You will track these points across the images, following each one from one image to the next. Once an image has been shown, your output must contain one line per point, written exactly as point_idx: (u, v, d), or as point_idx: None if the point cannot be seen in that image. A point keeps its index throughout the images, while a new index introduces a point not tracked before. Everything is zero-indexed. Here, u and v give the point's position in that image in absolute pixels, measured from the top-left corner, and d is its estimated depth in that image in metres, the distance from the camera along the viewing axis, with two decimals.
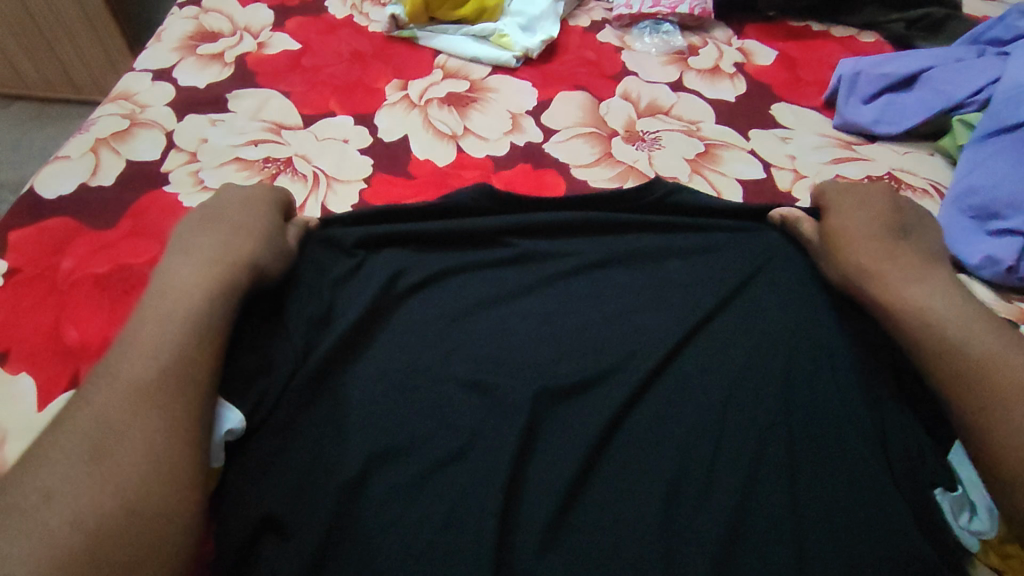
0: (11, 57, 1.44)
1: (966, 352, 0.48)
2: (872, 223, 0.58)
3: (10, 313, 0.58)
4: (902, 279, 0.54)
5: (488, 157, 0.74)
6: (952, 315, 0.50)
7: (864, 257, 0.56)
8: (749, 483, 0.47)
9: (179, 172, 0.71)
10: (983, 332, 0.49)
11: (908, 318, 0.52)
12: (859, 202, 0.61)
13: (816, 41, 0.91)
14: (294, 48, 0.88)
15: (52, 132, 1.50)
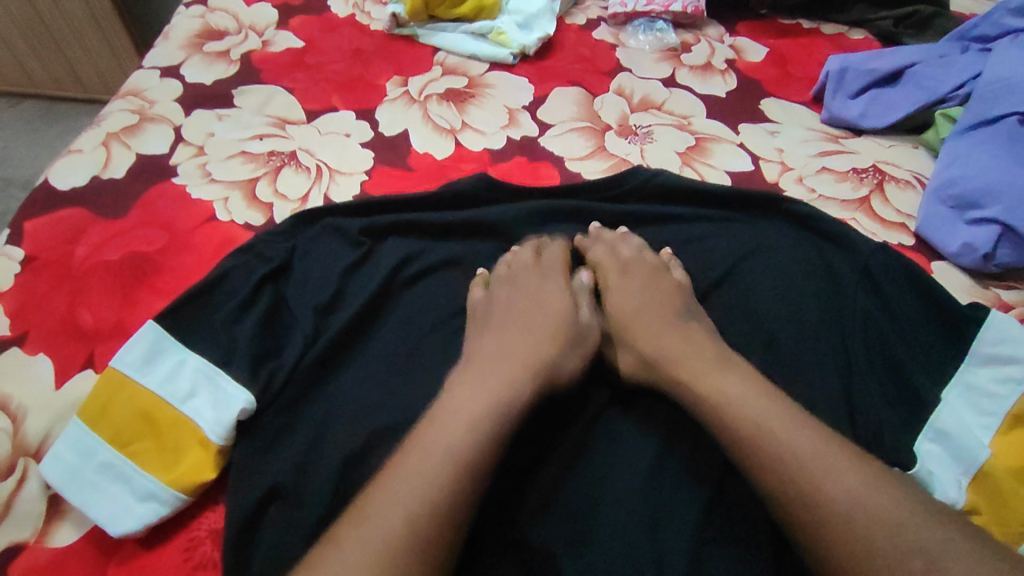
0: (21, 56, 1.48)
1: (790, 458, 0.44)
2: (656, 306, 0.58)
3: (27, 297, 0.60)
4: (695, 372, 0.51)
5: (485, 151, 0.76)
6: (768, 412, 0.46)
7: (652, 345, 0.54)
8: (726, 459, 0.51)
9: (187, 165, 0.74)
10: (798, 442, 0.44)
11: (722, 420, 0.47)
12: (641, 284, 0.60)
13: (806, 38, 0.94)
14: (298, 45, 0.91)
15: (60, 130, 1.53)
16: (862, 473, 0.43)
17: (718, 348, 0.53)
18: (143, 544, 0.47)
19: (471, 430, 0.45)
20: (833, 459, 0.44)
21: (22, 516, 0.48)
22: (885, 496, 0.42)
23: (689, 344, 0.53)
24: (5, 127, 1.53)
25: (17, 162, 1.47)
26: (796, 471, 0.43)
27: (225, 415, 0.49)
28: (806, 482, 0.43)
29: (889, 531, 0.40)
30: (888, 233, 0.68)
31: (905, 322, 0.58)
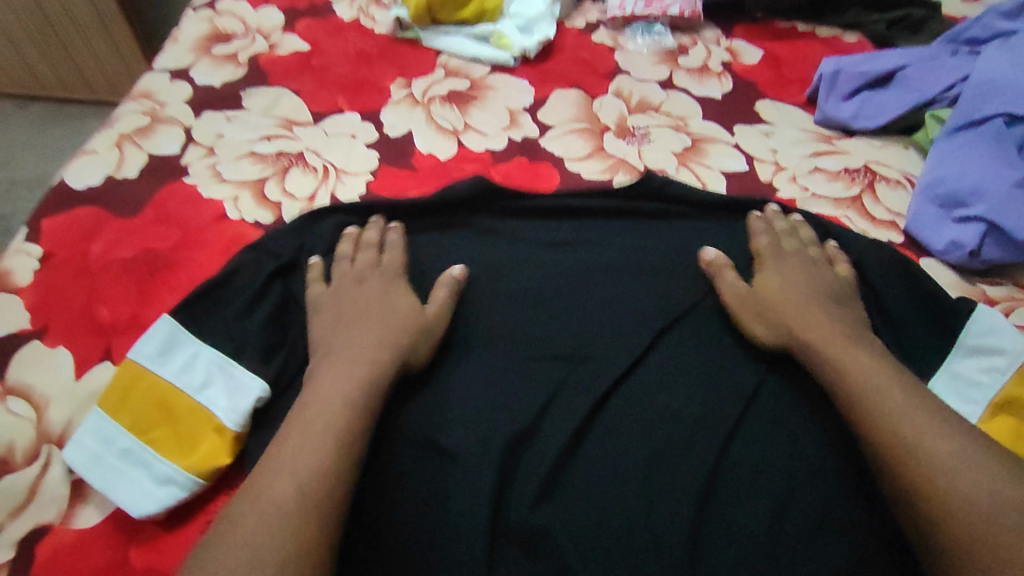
0: (28, 58, 1.50)
1: (927, 441, 0.46)
2: (787, 288, 0.59)
3: (45, 293, 0.63)
4: (830, 347, 0.53)
5: (486, 152, 0.79)
6: (896, 391, 0.49)
7: (796, 320, 0.56)
8: (736, 445, 0.52)
9: (198, 165, 0.76)
10: (915, 411, 0.48)
11: (853, 392, 0.50)
12: (797, 268, 0.61)
13: (801, 41, 0.96)
14: (304, 48, 0.93)
15: (67, 131, 1.56)
16: (972, 449, 0.46)
17: (852, 326, 0.55)
18: (162, 527, 0.49)
19: (331, 418, 0.47)
20: (947, 432, 0.47)
21: (47, 500, 0.50)
22: (993, 473, 0.44)
23: (842, 325, 0.55)
24: (13, 127, 1.55)
25: (25, 163, 1.49)
26: (910, 438, 0.47)
27: (240, 403, 0.51)
28: (913, 447, 0.46)
29: (994, 503, 0.43)
30: (877, 231, 0.70)
31: (895, 317, 0.60)
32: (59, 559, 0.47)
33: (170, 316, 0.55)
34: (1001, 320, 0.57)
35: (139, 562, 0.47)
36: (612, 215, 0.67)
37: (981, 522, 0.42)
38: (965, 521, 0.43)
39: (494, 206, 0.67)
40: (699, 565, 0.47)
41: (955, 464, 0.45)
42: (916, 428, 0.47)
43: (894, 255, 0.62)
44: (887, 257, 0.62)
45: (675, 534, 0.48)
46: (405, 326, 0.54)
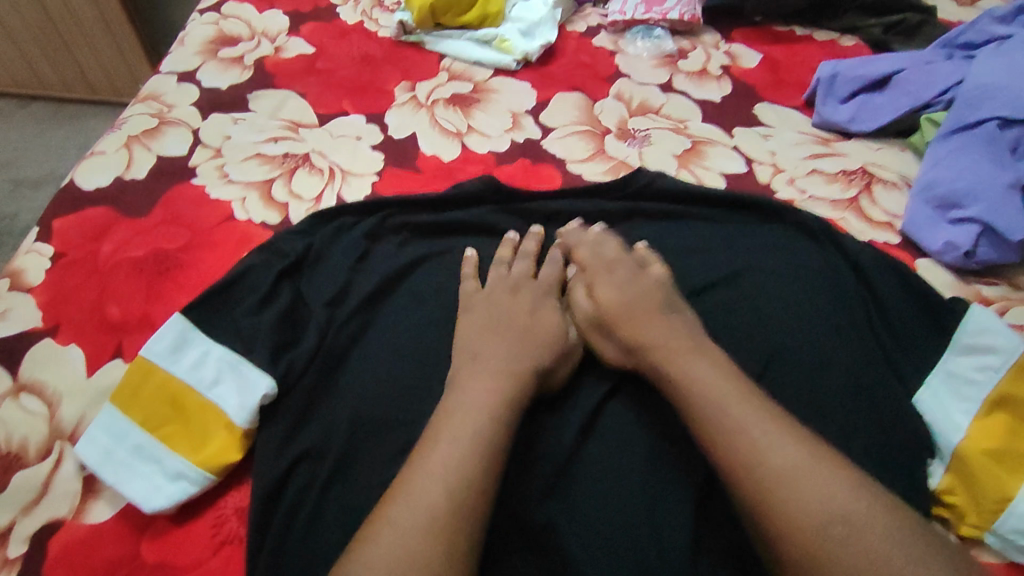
0: (32, 59, 1.51)
1: (763, 460, 0.43)
2: (637, 297, 0.55)
3: (56, 291, 0.64)
4: (674, 354, 0.50)
5: (490, 154, 0.80)
6: (725, 401, 0.46)
7: (643, 332, 0.53)
8: None
9: (206, 166, 0.78)
10: (748, 422, 0.45)
11: (688, 405, 0.47)
12: (625, 279, 0.57)
13: (798, 45, 0.97)
14: (309, 51, 0.94)
15: (70, 132, 1.57)
16: (818, 459, 0.43)
17: (691, 335, 0.52)
18: (173, 521, 0.50)
19: (492, 413, 0.47)
20: (780, 439, 0.44)
21: (61, 495, 0.51)
22: (836, 488, 0.41)
23: (677, 330, 0.52)
24: (16, 128, 1.56)
25: (28, 163, 1.50)
26: (743, 450, 0.44)
27: (250, 400, 0.52)
28: (766, 467, 0.43)
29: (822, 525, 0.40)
30: (874, 232, 0.71)
31: (893, 317, 0.61)
32: (73, 553, 0.48)
33: (181, 315, 0.56)
34: (994, 318, 0.58)
35: (151, 556, 0.48)
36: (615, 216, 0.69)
37: (814, 544, 0.40)
38: (804, 545, 0.40)
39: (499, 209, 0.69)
40: (700, 560, 0.48)
41: (798, 485, 0.41)
42: (762, 449, 0.43)
43: (882, 256, 0.65)
44: (878, 259, 0.64)
45: (676, 530, 0.48)
46: (545, 342, 0.54)
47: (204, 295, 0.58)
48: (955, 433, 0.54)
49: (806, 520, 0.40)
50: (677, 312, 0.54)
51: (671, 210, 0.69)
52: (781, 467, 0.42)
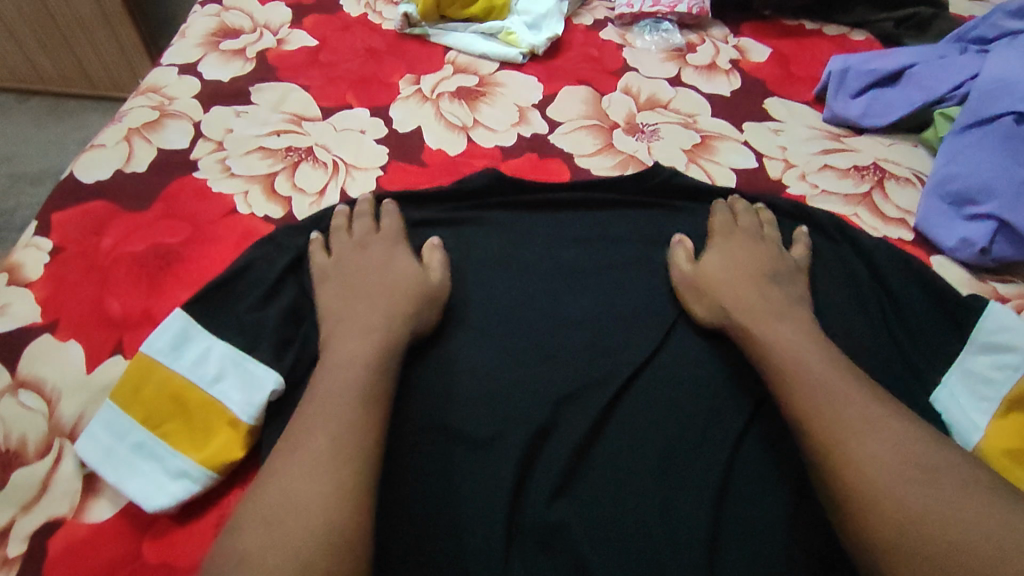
0: (31, 53, 1.50)
1: (840, 409, 0.47)
2: (739, 268, 0.60)
3: (55, 286, 0.63)
4: (765, 319, 0.55)
5: (496, 148, 0.79)
6: (811, 357, 0.51)
7: (740, 297, 0.57)
8: (741, 448, 0.52)
9: (207, 159, 0.76)
10: (837, 382, 0.49)
11: (777, 358, 0.52)
12: (739, 245, 0.62)
13: (808, 39, 0.96)
14: (312, 44, 0.93)
15: (69, 127, 1.55)
16: (884, 415, 0.47)
17: (789, 306, 0.56)
18: (176, 521, 0.49)
19: (352, 401, 0.47)
20: (862, 398, 0.48)
21: (60, 494, 0.50)
22: (909, 440, 0.45)
23: (778, 299, 0.57)
24: (14, 123, 1.55)
25: (27, 158, 1.49)
26: (822, 405, 0.48)
27: (256, 397, 0.51)
28: (832, 415, 0.47)
29: (895, 469, 0.44)
30: (887, 228, 0.70)
31: (908, 314, 0.60)
32: (72, 553, 0.47)
33: (182, 311, 0.55)
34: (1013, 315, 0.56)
35: (153, 556, 0.47)
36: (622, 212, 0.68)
37: (885, 482, 0.43)
38: (873, 482, 0.43)
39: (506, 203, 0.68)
40: (718, 560, 0.47)
41: (873, 431, 0.46)
42: (847, 401, 0.48)
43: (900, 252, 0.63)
44: (892, 255, 0.63)
45: (694, 529, 0.47)
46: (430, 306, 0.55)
47: (207, 290, 0.57)
48: (973, 433, 0.53)
49: (877, 460, 0.44)
50: (781, 286, 0.58)
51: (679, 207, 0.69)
52: (859, 418, 0.46)
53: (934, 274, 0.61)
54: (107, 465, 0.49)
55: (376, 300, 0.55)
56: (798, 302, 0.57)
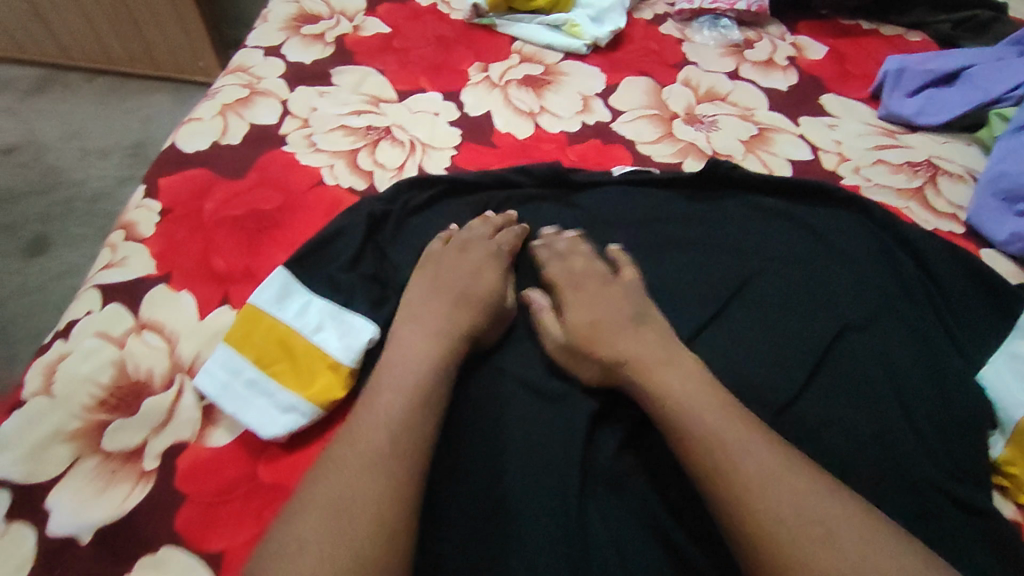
0: (101, 34, 1.60)
1: (720, 440, 0.46)
2: (597, 291, 0.60)
3: (166, 242, 0.70)
4: (626, 337, 0.55)
5: (562, 132, 0.83)
6: (682, 390, 0.50)
7: (625, 327, 0.57)
8: (806, 429, 0.56)
9: (295, 135, 0.83)
10: (725, 428, 0.47)
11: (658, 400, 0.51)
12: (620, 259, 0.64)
13: (865, 38, 0.98)
14: (385, 31, 0.99)
15: (133, 105, 1.65)
16: (777, 458, 0.46)
17: (666, 346, 0.55)
18: (286, 449, 0.55)
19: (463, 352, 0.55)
20: (762, 446, 0.46)
21: (184, 421, 0.57)
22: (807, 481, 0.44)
23: (610, 314, 0.58)
24: (85, 99, 1.65)
25: (93, 133, 1.58)
26: (708, 441, 0.47)
27: (354, 343, 0.57)
28: (730, 455, 0.46)
29: (818, 518, 0.42)
30: (938, 222, 0.73)
31: (956, 302, 0.64)
32: (200, 469, 0.54)
33: (284, 270, 0.62)
34: None
35: (269, 476, 0.54)
36: (687, 200, 0.72)
37: (819, 525, 0.42)
38: (769, 524, 0.42)
39: (572, 189, 0.73)
40: None
41: (775, 477, 0.44)
42: (743, 443, 0.46)
43: (942, 245, 0.67)
44: (938, 248, 0.67)
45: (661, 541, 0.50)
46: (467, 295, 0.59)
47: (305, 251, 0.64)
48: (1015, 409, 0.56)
49: (773, 505, 0.43)
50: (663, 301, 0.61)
51: (744, 197, 0.73)
52: (755, 469, 0.45)
53: (985, 266, 0.65)
54: (220, 397, 0.56)
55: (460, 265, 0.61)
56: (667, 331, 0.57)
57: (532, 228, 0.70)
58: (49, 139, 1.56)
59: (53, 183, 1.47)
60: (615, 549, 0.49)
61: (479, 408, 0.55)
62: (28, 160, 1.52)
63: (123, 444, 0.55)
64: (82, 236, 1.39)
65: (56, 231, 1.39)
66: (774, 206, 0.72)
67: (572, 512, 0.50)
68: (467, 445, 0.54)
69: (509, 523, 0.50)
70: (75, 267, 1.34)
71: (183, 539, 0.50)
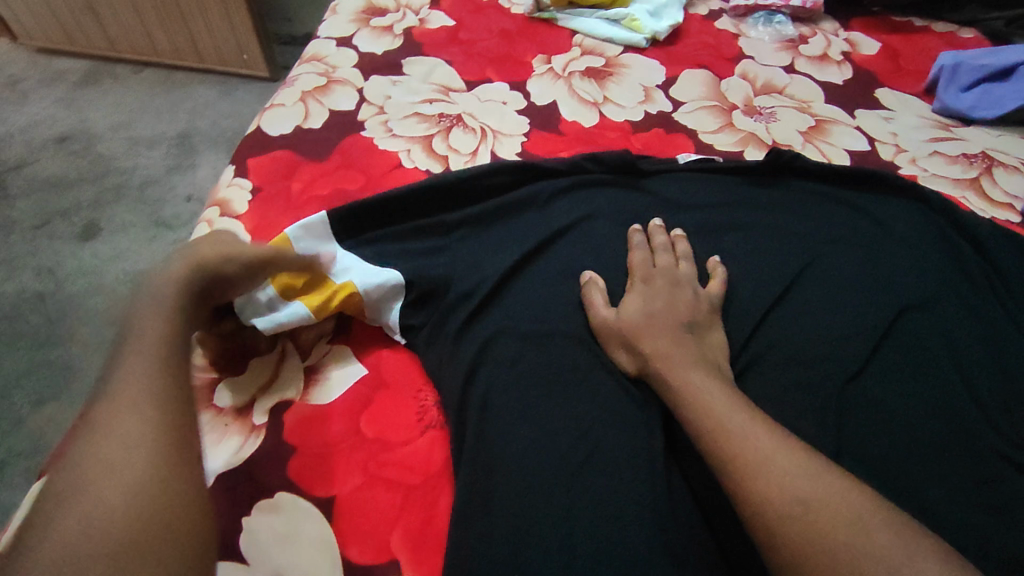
0: (150, 26, 1.65)
1: (726, 431, 0.49)
2: (665, 282, 0.63)
3: (261, 219, 0.75)
4: (678, 328, 0.59)
5: (626, 121, 0.87)
6: (700, 389, 0.53)
7: (686, 309, 0.60)
8: (874, 400, 0.59)
9: (372, 121, 0.87)
10: (735, 418, 0.50)
11: (681, 396, 0.53)
12: (662, 251, 0.66)
13: (918, 35, 1.01)
14: (450, 24, 1.03)
15: (179, 96, 1.71)
16: (781, 445, 0.48)
17: (696, 350, 0.57)
18: (389, 409, 0.60)
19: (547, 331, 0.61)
20: (762, 434, 0.49)
21: (290, 380, 0.61)
22: (804, 466, 0.46)
23: (668, 302, 0.61)
24: (133, 91, 1.71)
25: (142, 123, 1.64)
26: (720, 431, 0.49)
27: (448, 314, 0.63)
28: (736, 444, 0.48)
29: (807, 495, 0.44)
30: (995, 211, 0.75)
31: (1014, 285, 0.67)
32: (308, 423, 0.59)
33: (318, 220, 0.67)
34: None
35: (372, 431, 0.59)
36: (746, 188, 0.75)
37: (800, 503, 0.44)
38: (774, 500, 0.45)
39: (640, 173, 0.76)
40: None
41: (775, 460, 0.47)
42: (746, 434, 0.49)
43: (998, 232, 0.70)
44: (993, 235, 0.70)
45: (730, 520, 0.52)
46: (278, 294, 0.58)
47: (381, 220, 0.70)
48: None
49: (771, 486, 0.45)
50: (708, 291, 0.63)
51: (798, 186, 0.76)
52: (759, 454, 0.47)
53: None
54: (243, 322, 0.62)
55: (533, 257, 0.68)
56: (709, 326, 0.60)
57: (601, 206, 0.72)
58: (100, 128, 1.62)
59: (104, 171, 1.53)
60: (692, 501, 0.53)
61: (561, 373, 0.59)
62: (81, 148, 1.58)
63: (235, 400, 0.60)
64: (132, 221, 1.44)
65: (109, 216, 1.44)
66: (823, 197, 0.75)
67: (657, 470, 0.53)
68: (547, 406, 0.57)
69: (593, 476, 0.53)
70: (125, 251, 1.38)
71: (300, 484, 0.55)
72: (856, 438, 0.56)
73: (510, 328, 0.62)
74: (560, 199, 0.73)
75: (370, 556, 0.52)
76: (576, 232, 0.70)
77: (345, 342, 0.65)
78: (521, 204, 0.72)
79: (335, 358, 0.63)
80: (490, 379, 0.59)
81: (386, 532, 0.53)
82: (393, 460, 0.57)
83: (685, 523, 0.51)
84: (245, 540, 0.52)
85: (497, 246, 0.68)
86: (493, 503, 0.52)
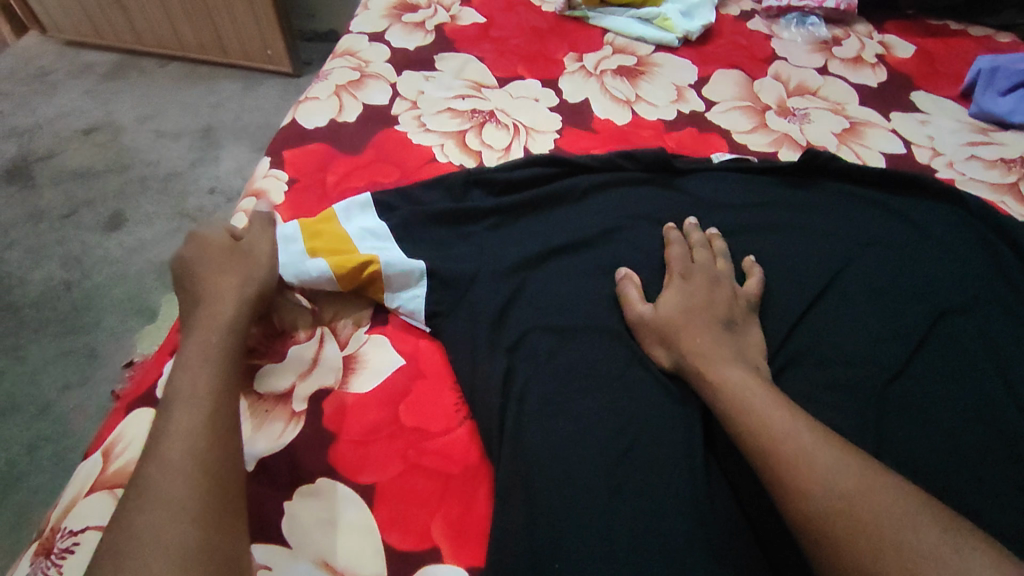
0: (177, 21, 1.67)
1: (764, 425, 0.49)
2: (702, 280, 0.63)
3: (297, 210, 0.76)
4: (715, 326, 0.58)
5: (658, 120, 0.87)
6: (737, 386, 0.53)
7: (723, 308, 0.60)
8: (914, 403, 0.58)
9: (406, 115, 0.88)
10: (773, 414, 0.50)
11: (719, 392, 0.53)
12: (700, 249, 0.66)
13: (953, 39, 1.00)
14: (481, 21, 1.03)
15: (204, 90, 1.73)
16: (820, 440, 0.48)
17: (734, 348, 0.57)
18: (426, 398, 0.61)
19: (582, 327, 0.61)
20: (801, 430, 0.49)
21: (329, 368, 0.62)
22: (845, 462, 0.46)
23: (704, 301, 0.61)
24: (160, 85, 1.74)
25: (168, 116, 1.66)
26: (759, 427, 0.49)
27: (484, 306, 0.63)
28: (775, 440, 0.48)
29: (850, 491, 0.44)
30: None
31: None
32: (347, 411, 0.59)
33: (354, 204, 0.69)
34: None
35: (409, 420, 0.59)
36: (781, 187, 0.75)
37: (844, 498, 0.44)
38: (816, 496, 0.44)
39: (675, 171, 0.76)
40: None
41: (815, 455, 0.47)
42: (783, 429, 0.49)
43: None
44: None
45: (772, 516, 0.51)
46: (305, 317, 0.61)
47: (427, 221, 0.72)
48: None
49: (812, 483, 0.45)
50: (744, 290, 0.63)
51: (833, 186, 0.76)
52: (798, 450, 0.47)
53: None
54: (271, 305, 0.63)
55: (568, 253, 0.68)
56: (745, 325, 0.60)
57: (636, 204, 0.72)
58: (126, 120, 1.64)
59: (130, 162, 1.55)
60: (732, 496, 0.53)
61: (596, 368, 0.59)
62: (107, 140, 1.60)
63: (273, 387, 0.60)
64: (157, 212, 1.45)
65: (134, 207, 1.46)
66: (860, 197, 0.74)
67: (696, 466, 0.53)
68: (584, 401, 0.57)
69: (631, 471, 0.53)
70: (149, 241, 1.39)
71: (338, 470, 0.56)
72: (897, 440, 0.56)
73: (546, 322, 0.62)
74: (595, 196, 0.73)
75: (409, 543, 0.52)
76: (610, 228, 0.70)
77: (381, 332, 0.65)
78: (557, 201, 0.72)
79: (373, 346, 0.64)
80: (527, 373, 0.59)
81: (425, 519, 0.54)
82: (431, 449, 0.57)
83: (724, 518, 0.51)
84: (286, 524, 0.53)
85: (532, 240, 0.68)
86: (531, 496, 0.52)
